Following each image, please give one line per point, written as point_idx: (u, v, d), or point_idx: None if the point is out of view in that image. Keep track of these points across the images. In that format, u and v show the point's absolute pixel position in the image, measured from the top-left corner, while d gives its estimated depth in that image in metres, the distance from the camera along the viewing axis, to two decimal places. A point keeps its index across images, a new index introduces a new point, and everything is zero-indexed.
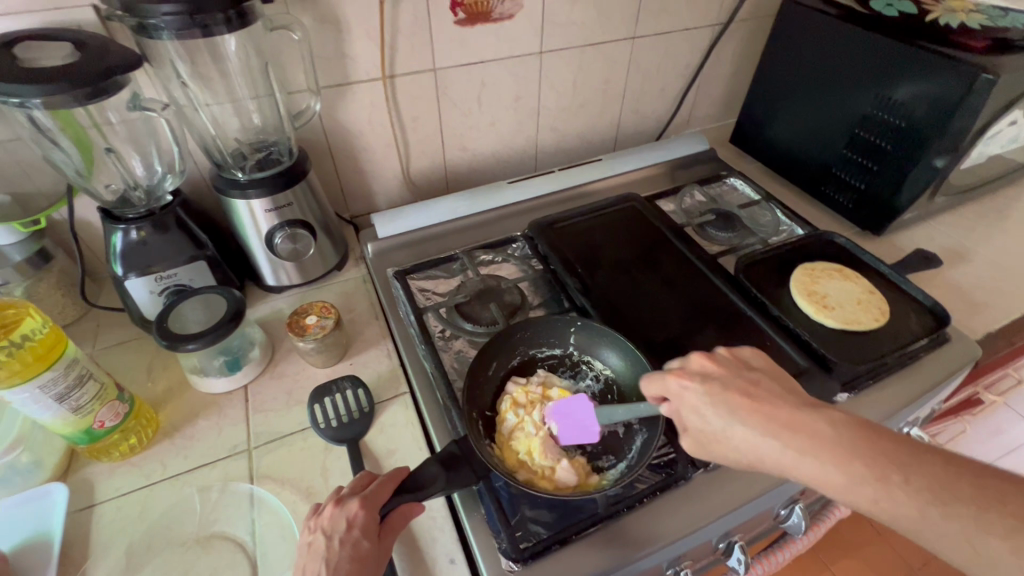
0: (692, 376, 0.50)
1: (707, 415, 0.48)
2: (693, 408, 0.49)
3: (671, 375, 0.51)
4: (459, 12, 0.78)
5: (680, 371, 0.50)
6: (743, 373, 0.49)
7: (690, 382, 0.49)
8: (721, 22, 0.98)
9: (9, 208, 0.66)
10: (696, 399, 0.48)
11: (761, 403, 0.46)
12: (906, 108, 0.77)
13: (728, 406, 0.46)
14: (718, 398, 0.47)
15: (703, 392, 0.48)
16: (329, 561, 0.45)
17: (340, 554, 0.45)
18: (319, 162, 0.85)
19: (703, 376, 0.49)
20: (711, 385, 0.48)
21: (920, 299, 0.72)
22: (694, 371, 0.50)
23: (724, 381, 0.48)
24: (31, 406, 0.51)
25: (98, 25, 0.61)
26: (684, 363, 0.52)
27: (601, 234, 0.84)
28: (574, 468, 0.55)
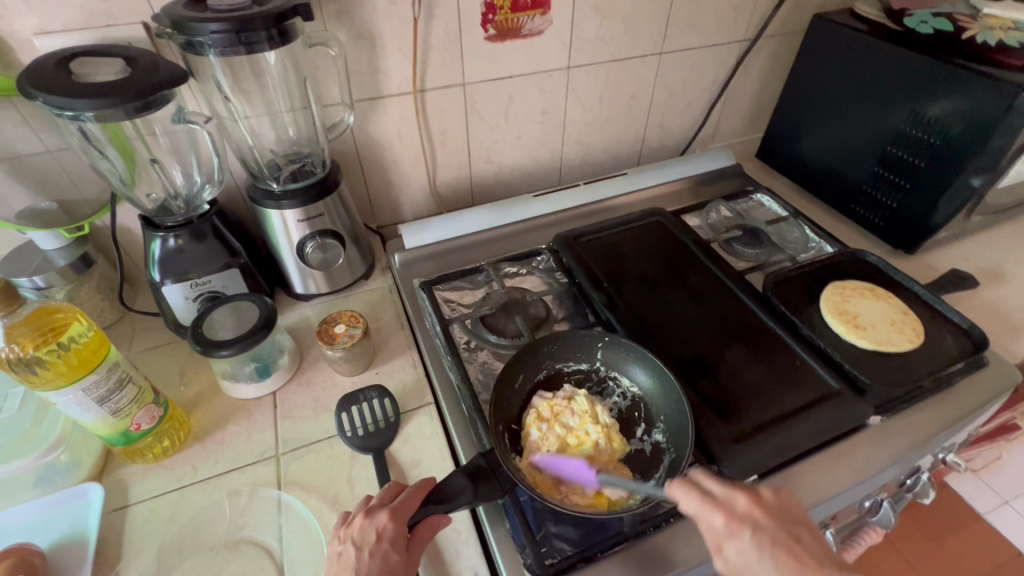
0: (741, 522, 0.44)
1: (747, 557, 0.43)
2: (733, 550, 0.44)
3: (717, 509, 0.45)
4: (489, 28, 0.79)
5: (727, 509, 0.45)
6: (789, 523, 0.45)
7: (739, 527, 0.44)
8: (749, 38, 0.99)
9: (56, 216, 0.69)
10: (740, 544, 0.43)
11: (804, 556, 0.43)
12: (942, 126, 0.76)
13: (773, 551, 0.43)
14: (766, 548, 0.43)
15: (752, 539, 0.43)
16: (360, 572, 0.45)
17: (371, 565, 0.45)
18: (350, 173, 0.86)
19: (753, 525, 0.44)
20: (760, 534, 0.43)
21: (957, 321, 0.71)
22: (743, 513, 0.45)
23: (772, 534, 0.43)
24: (73, 407, 0.52)
25: (147, 41, 0.64)
26: (728, 496, 0.46)
27: (628, 248, 0.84)
28: (617, 480, 0.55)
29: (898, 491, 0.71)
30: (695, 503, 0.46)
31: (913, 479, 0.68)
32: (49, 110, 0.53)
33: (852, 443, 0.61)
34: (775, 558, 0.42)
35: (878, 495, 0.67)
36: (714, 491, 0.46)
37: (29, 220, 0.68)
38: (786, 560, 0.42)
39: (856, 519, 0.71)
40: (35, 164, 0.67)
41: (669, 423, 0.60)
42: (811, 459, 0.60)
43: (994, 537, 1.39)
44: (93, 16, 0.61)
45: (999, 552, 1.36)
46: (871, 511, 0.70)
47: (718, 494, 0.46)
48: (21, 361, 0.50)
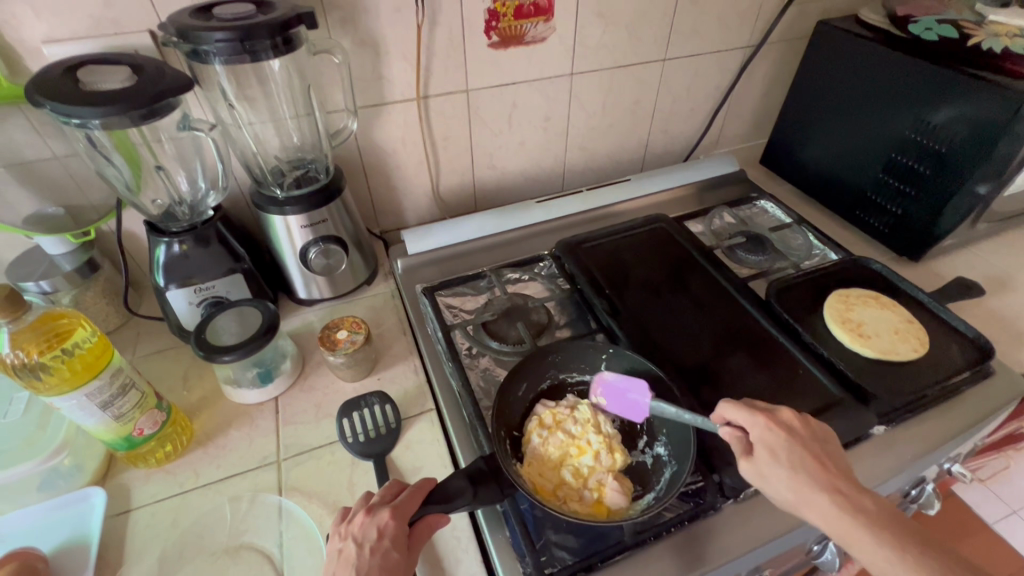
0: (779, 427, 0.49)
1: (776, 458, 0.48)
2: (763, 450, 0.49)
3: (761, 415, 0.50)
4: (493, 36, 0.79)
5: (772, 416, 0.50)
6: (821, 441, 0.49)
7: (777, 429, 0.49)
8: (753, 44, 0.98)
9: (62, 221, 0.69)
10: (772, 444, 0.48)
11: (829, 468, 0.47)
12: (947, 133, 0.75)
13: (802, 455, 0.47)
14: (792, 450, 0.48)
15: (786, 441, 0.48)
16: (360, 569, 0.45)
17: (371, 563, 0.45)
18: (353, 179, 0.87)
19: (789, 431, 0.49)
20: (794, 440, 0.48)
21: (962, 330, 0.70)
22: (784, 422, 0.50)
23: (805, 441, 0.48)
24: (76, 413, 0.53)
25: (153, 49, 0.65)
26: (773, 409, 0.51)
27: (630, 255, 0.84)
28: (618, 488, 0.55)
29: (903, 502, 0.70)
30: (741, 412, 0.51)
31: (918, 489, 0.68)
32: (55, 117, 0.53)
33: (855, 453, 0.61)
34: (802, 461, 0.47)
35: (882, 506, 0.66)
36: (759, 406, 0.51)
37: (35, 225, 0.68)
38: (808, 464, 0.47)
39: None
40: (43, 170, 0.68)
41: (671, 435, 0.60)
42: None
43: (1002, 547, 1.37)
44: (101, 24, 0.61)
45: (1009, 562, 1.34)
46: None
47: (766, 408, 0.51)
48: (26, 366, 0.51)
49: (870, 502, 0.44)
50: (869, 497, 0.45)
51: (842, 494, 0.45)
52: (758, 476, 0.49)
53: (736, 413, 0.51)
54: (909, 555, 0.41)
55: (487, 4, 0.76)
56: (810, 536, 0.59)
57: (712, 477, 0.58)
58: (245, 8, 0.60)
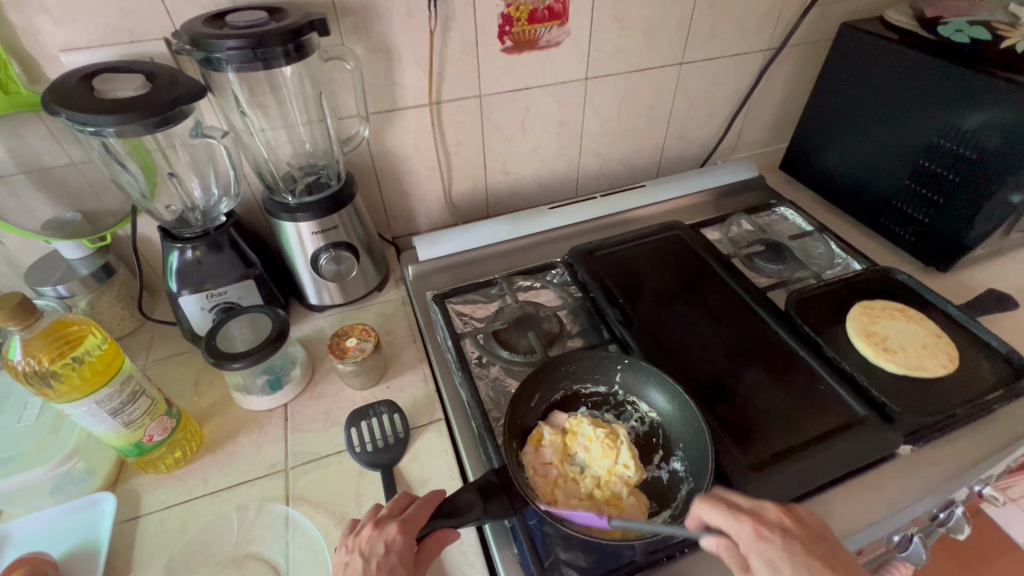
0: (771, 528, 0.43)
1: (774, 569, 0.41)
2: (760, 561, 0.42)
3: (748, 517, 0.43)
4: (506, 41, 0.78)
5: (758, 516, 0.44)
6: (819, 538, 0.43)
7: (769, 533, 0.42)
8: (773, 47, 0.96)
9: (79, 226, 0.71)
10: (768, 553, 0.42)
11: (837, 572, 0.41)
12: (979, 139, 0.72)
13: (806, 562, 0.41)
14: (794, 558, 0.41)
15: (782, 547, 0.41)
16: None
17: None
18: (365, 184, 0.86)
19: (783, 531, 0.43)
20: (789, 543, 0.42)
21: (994, 345, 0.67)
22: (773, 521, 0.43)
23: (802, 543, 0.42)
24: (87, 419, 0.53)
25: (169, 57, 0.65)
26: (758, 505, 0.45)
27: (646, 263, 0.82)
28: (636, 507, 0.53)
29: (930, 525, 0.67)
30: (722, 516, 0.44)
31: (947, 512, 0.65)
32: (71, 126, 0.53)
33: (879, 474, 0.59)
34: (807, 569, 0.41)
35: (908, 530, 0.63)
36: (743, 504, 0.45)
37: (52, 230, 0.69)
38: (816, 574, 0.40)
39: (885, 553, 0.68)
40: (60, 176, 0.69)
41: (688, 450, 0.58)
42: (838, 489, 0.57)
43: None
44: (117, 32, 0.62)
45: None
46: (901, 545, 0.67)
47: (747, 507, 0.45)
48: (37, 374, 0.51)
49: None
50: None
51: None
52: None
53: (719, 519, 0.44)
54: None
55: (501, 9, 0.75)
56: None
57: None
58: (258, 15, 0.60)
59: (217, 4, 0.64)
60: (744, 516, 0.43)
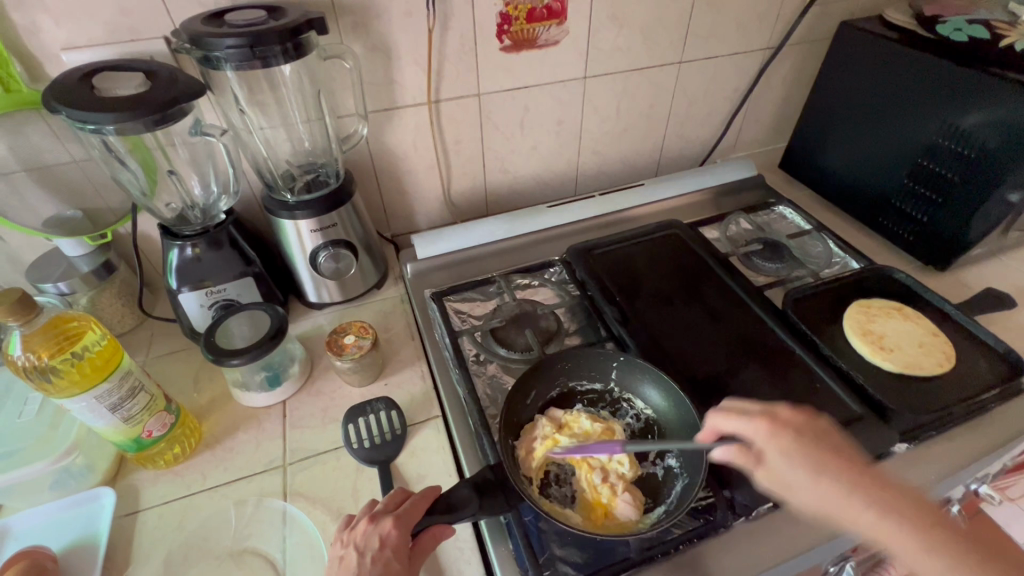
0: (784, 427, 0.45)
1: (789, 464, 0.44)
2: (775, 455, 0.45)
3: (761, 418, 0.46)
4: (504, 40, 0.78)
5: (771, 418, 0.46)
6: (828, 435, 0.45)
7: (783, 432, 0.45)
8: (772, 46, 0.96)
9: (80, 223, 0.72)
10: (783, 449, 0.44)
11: (846, 462, 0.44)
12: (977, 137, 0.72)
13: (818, 455, 0.44)
14: (807, 452, 0.44)
15: (796, 443, 0.44)
16: None
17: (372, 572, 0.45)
18: (364, 183, 0.87)
19: (795, 429, 0.45)
20: (801, 441, 0.44)
21: (991, 344, 0.67)
22: (787, 421, 0.46)
23: (813, 439, 0.45)
24: (86, 415, 0.53)
25: (168, 56, 0.66)
26: (770, 407, 0.47)
27: (643, 261, 0.83)
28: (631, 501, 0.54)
29: None
30: (736, 421, 0.47)
31: (942, 510, 0.65)
32: (71, 123, 0.54)
33: None
34: (817, 460, 0.44)
35: None
36: (753, 408, 0.47)
37: (54, 228, 0.70)
38: (829, 465, 0.43)
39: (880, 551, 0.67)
40: (61, 174, 0.69)
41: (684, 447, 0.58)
42: (833, 487, 0.57)
43: None
44: (118, 31, 0.62)
45: None
46: None
47: (762, 409, 0.47)
48: (37, 369, 0.51)
49: (902, 494, 0.42)
50: (895, 494, 0.42)
51: (868, 492, 0.42)
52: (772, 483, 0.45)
53: (733, 426, 0.47)
54: (949, 550, 0.40)
55: (500, 8, 0.75)
56: (830, 556, 0.56)
57: (722, 493, 0.56)
58: (256, 14, 0.60)
59: (216, 4, 0.64)
60: (757, 418, 0.46)
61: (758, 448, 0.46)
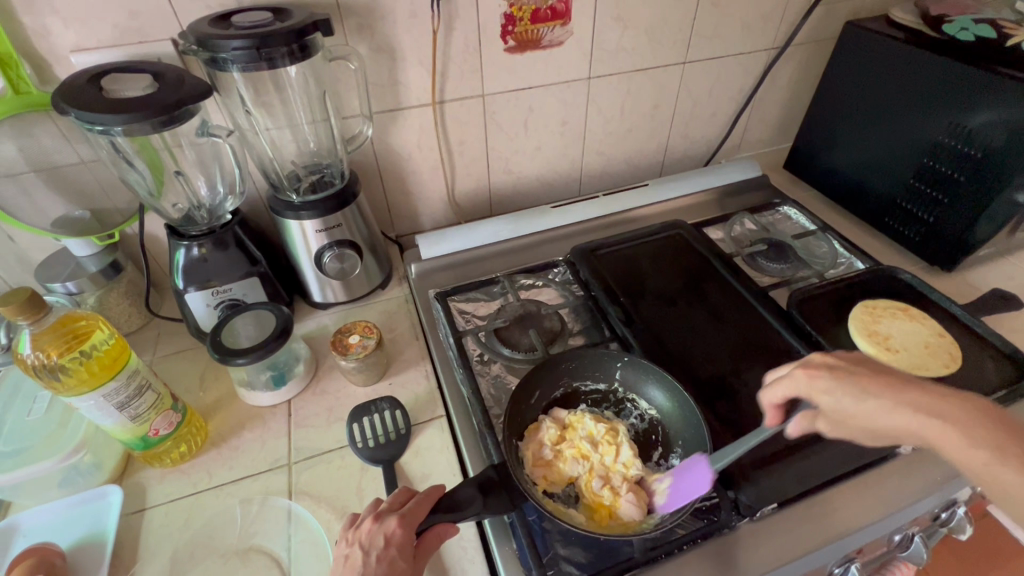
0: (820, 368, 0.45)
1: (838, 402, 0.43)
2: (822, 398, 0.44)
3: (799, 368, 0.47)
4: (509, 40, 0.79)
5: (808, 365, 0.46)
6: (872, 365, 0.45)
7: (819, 373, 0.45)
8: (777, 46, 0.96)
9: (89, 224, 0.73)
10: (827, 389, 0.44)
11: (895, 384, 0.42)
12: (984, 137, 0.72)
13: (861, 387, 0.43)
14: (848, 384, 0.43)
15: (834, 379, 0.44)
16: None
17: (377, 570, 0.45)
18: (369, 183, 0.87)
19: (830, 368, 0.45)
20: (838, 375, 0.44)
21: (998, 345, 0.66)
22: (821, 364, 0.46)
23: (852, 370, 0.44)
24: (94, 413, 0.54)
25: (175, 57, 0.66)
26: (805, 357, 0.47)
27: (647, 262, 0.83)
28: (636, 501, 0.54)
29: (932, 526, 0.66)
30: (781, 384, 0.48)
31: (948, 512, 0.64)
32: (81, 125, 0.54)
33: (881, 474, 0.58)
34: (862, 389, 0.43)
35: (909, 529, 0.63)
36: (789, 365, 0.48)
37: (63, 228, 0.71)
38: (872, 389, 0.42)
39: (885, 553, 0.67)
40: (70, 174, 0.70)
41: (688, 447, 0.58)
42: (838, 488, 0.57)
43: None
44: (126, 33, 0.63)
45: None
46: (903, 545, 0.66)
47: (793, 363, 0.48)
48: (46, 367, 0.52)
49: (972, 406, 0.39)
50: (958, 403, 0.39)
51: (929, 408, 0.39)
52: (839, 424, 0.45)
53: (780, 392, 0.48)
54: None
55: (504, 8, 0.75)
56: (834, 558, 0.56)
57: (727, 494, 0.55)
58: (263, 16, 0.61)
59: (223, 5, 0.65)
60: (795, 370, 0.47)
61: (808, 398, 0.46)
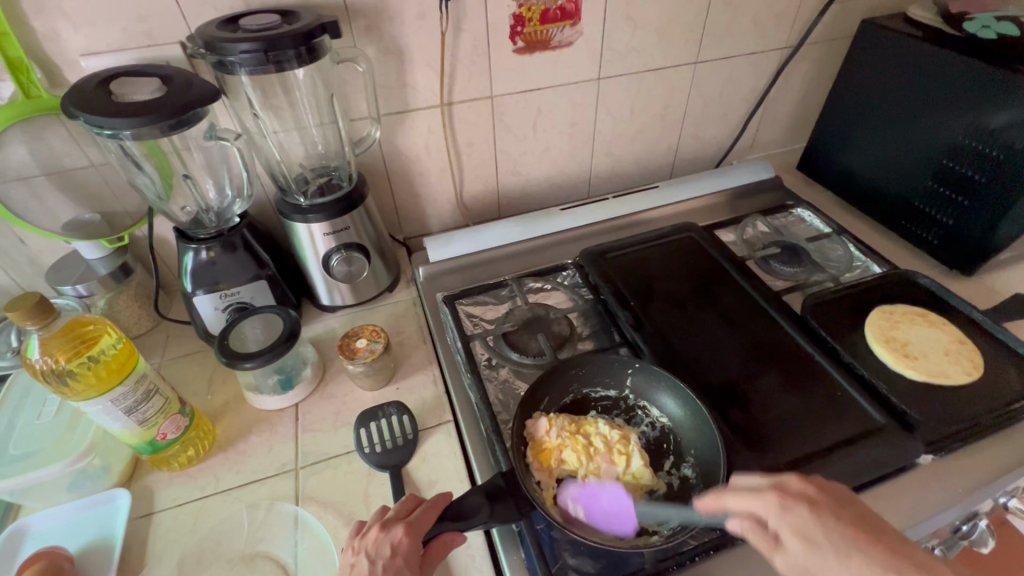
0: (796, 499, 0.42)
1: (808, 537, 0.40)
2: (789, 532, 0.41)
3: (772, 491, 0.43)
4: (518, 41, 0.78)
5: (782, 489, 0.43)
6: (845, 499, 0.42)
7: (794, 505, 0.42)
8: (791, 45, 0.94)
9: (98, 226, 0.73)
10: (799, 522, 0.41)
11: (866, 530, 0.40)
12: (1005, 138, 0.70)
13: (835, 528, 0.40)
14: (823, 524, 0.40)
15: (810, 515, 0.41)
16: None
17: None
18: (377, 186, 0.87)
19: (808, 501, 0.42)
20: (817, 513, 0.41)
21: (1021, 352, 0.65)
22: (797, 491, 0.43)
23: (830, 509, 0.41)
24: (102, 417, 0.54)
25: (184, 60, 0.66)
26: (779, 478, 0.44)
27: (658, 265, 0.81)
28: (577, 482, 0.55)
29: (952, 538, 0.64)
30: (749, 491, 0.44)
31: (969, 525, 0.62)
32: (88, 129, 0.54)
33: (899, 484, 0.57)
34: (837, 532, 0.40)
35: (929, 542, 0.61)
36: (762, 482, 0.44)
37: (73, 231, 0.71)
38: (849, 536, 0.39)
39: None
40: (79, 177, 0.71)
41: (700, 456, 0.57)
42: None
43: None
44: (135, 37, 0.63)
45: None
46: None
47: (770, 484, 0.44)
48: (54, 372, 0.52)
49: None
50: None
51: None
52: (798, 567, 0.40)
53: (745, 502, 0.44)
54: None
55: (513, 9, 0.75)
56: None
57: None
58: (270, 19, 0.60)
59: (231, 8, 0.65)
60: (768, 492, 0.43)
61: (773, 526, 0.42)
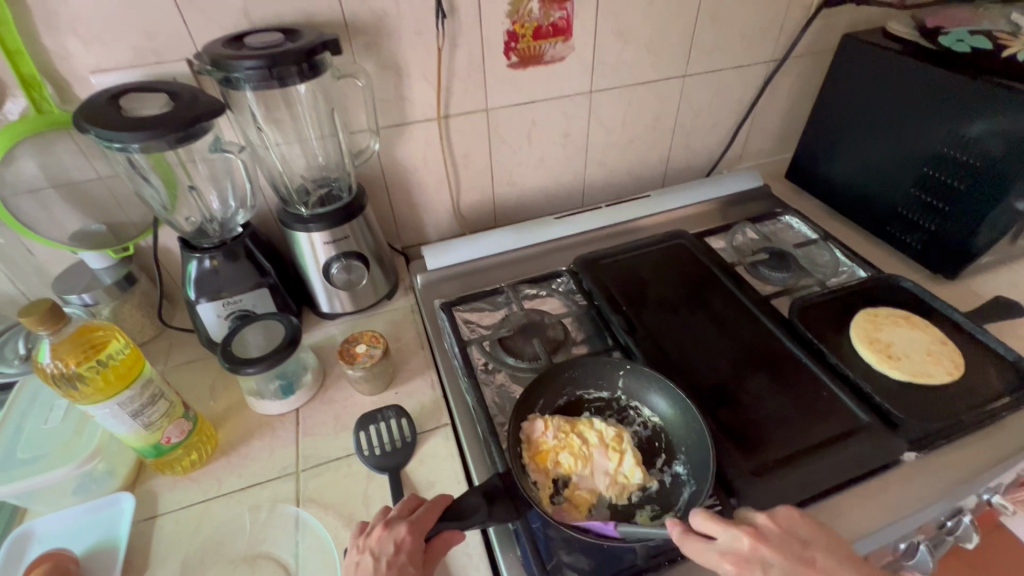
0: (753, 563, 0.42)
1: None
2: None
3: (727, 559, 0.42)
4: (512, 56, 0.81)
5: (735, 553, 0.42)
6: (799, 547, 0.42)
7: (752, 573, 0.41)
8: (776, 58, 0.98)
9: (105, 236, 0.75)
10: None
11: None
12: (982, 146, 0.73)
13: None
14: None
15: None
16: None
17: None
18: (375, 196, 0.89)
19: (762, 561, 0.41)
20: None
21: (1002, 352, 0.67)
22: (751, 554, 0.42)
23: (785, 568, 0.41)
24: (109, 421, 0.55)
25: (189, 76, 0.69)
26: (734, 532, 0.43)
27: (650, 271, 0.84)
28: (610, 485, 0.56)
29: (938, 534, 0.66)
30: (703, 553, 0.44)
31: (953, 520, 0.64)
32: (99, 142, 0.56)
33: (886, 480, 0.59)
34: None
35: (915, 537, 0.62)
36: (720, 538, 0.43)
37: (80, 241, 0.73)
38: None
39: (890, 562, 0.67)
40: (87, 189, 0.73)
41: (690, 454, 0.59)
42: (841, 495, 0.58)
43: None
44: (143, 54, 0.66)
45: None
46: (908, 553, 0.66)
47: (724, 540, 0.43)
48: (64, 376, 0.54)
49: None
50: None
51: None
52: None
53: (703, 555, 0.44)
54: None
55: (507, 26, 0.77)
56: None
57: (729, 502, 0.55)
58: (274, 37, 0.63)
59: (237, 27, 0.67)
60: (723, 561, 0.42)
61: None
